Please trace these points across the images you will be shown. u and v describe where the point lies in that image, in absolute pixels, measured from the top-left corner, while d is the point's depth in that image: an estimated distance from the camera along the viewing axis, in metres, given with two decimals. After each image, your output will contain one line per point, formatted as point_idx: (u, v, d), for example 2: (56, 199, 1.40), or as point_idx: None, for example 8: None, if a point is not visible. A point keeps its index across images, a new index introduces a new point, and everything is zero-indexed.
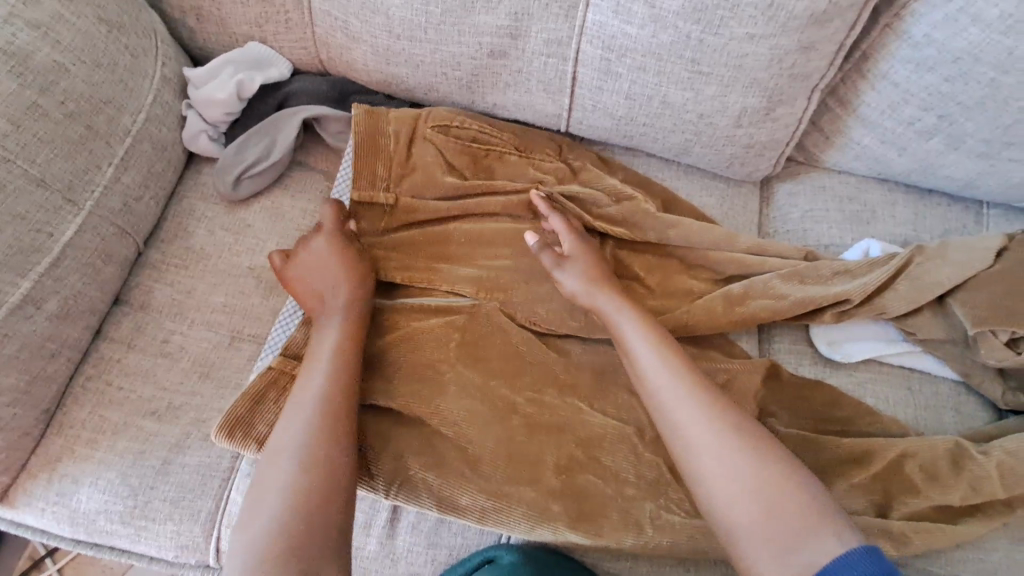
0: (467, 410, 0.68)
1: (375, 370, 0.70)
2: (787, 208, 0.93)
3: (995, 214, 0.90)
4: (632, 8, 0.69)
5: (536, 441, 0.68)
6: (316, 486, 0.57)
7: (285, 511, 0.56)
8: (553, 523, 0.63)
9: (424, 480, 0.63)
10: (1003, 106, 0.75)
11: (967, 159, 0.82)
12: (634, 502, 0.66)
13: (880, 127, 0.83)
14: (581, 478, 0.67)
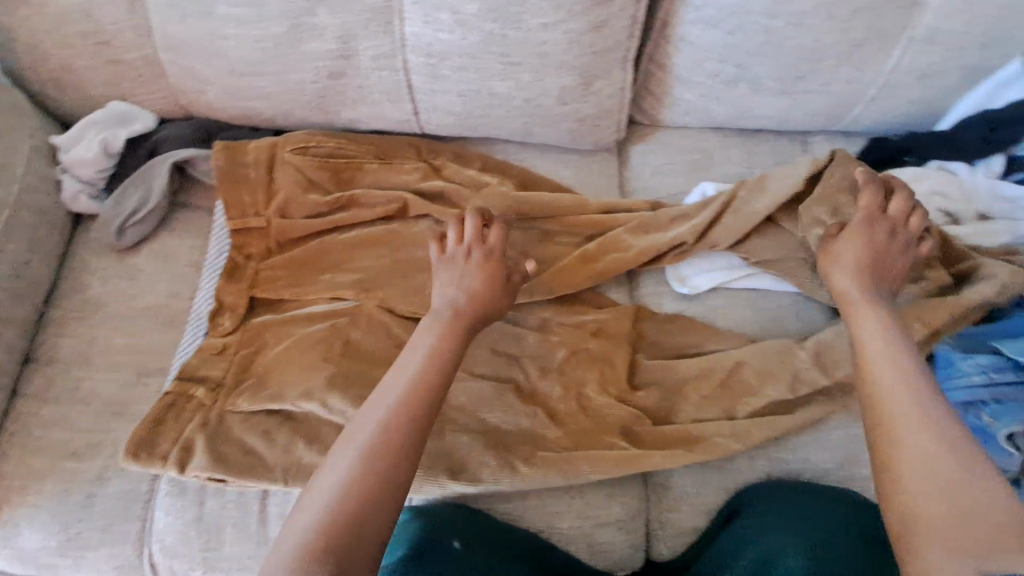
0: (353, 397, 0.77)
1: (262, 378, 0.80)
2: (641, 166, 1.02)
3: (819, 140, 1.01)
4: (439, 17, 0.76)
5: None
6: (378, 477, 0.55)
7: (339, 499, 0.53)
8: (437, 479, 0.75)
9: (316, 464, 0.73)
10: (781, 47, 0.84)
11: (771, 99, 0.92)
12: (511, 447, 0.77)
13: (694, 83, 0.93)
14: (456, 438, 0.77)
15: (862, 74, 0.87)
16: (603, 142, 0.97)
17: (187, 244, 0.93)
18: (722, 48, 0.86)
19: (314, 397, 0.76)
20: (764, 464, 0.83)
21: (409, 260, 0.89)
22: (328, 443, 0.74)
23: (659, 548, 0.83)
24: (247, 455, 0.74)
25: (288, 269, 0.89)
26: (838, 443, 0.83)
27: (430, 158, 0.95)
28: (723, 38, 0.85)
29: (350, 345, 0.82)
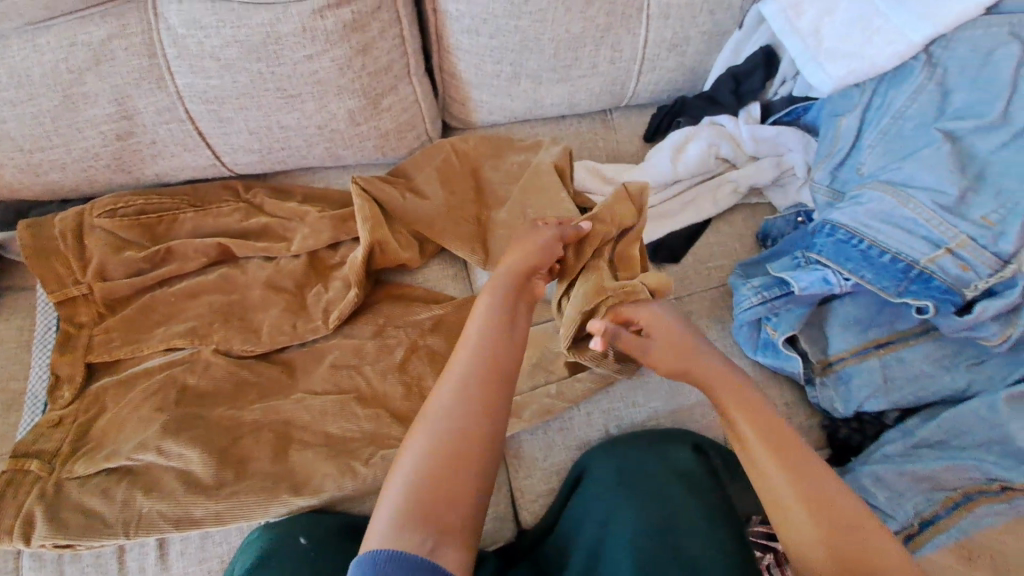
0: (190, 440, 0.78)
1: (100, 439, 0.80)
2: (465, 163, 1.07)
3: (618, 115, 1.12)
4: (204, 65, 0.81)
5: (261, 440, 0.80)
6: (445, 446, 0.57)
7: (423, 465, 0.56)
8: (281, 497, 0.76)
9: (159, 512, 0.74)
10: (540, 42, 0.93)
11: (554, 87, 1.01)
12: (355, 450, 0.81)
13: (483, 85, 1.01)
14: (297, 456, 0.79)
15: (621, 53, 0.97)
16: (416, 151, 1.03)
17: (13, 326, 0.91)
18: (489, 51, 0.95)
19: (149, 446, 0.77)
20: (600, 417, 0.88)
21: (240, 298, 0.91)
22: (172, 486, 0.75)
23: (524, 517, 0.87)
24: (92, 518, 0.74)
25: (117, 330, 0.88)
26: (665, 384, 0.90)
27: (249, 196, 0.97)
28: (486, 42, 0.93)
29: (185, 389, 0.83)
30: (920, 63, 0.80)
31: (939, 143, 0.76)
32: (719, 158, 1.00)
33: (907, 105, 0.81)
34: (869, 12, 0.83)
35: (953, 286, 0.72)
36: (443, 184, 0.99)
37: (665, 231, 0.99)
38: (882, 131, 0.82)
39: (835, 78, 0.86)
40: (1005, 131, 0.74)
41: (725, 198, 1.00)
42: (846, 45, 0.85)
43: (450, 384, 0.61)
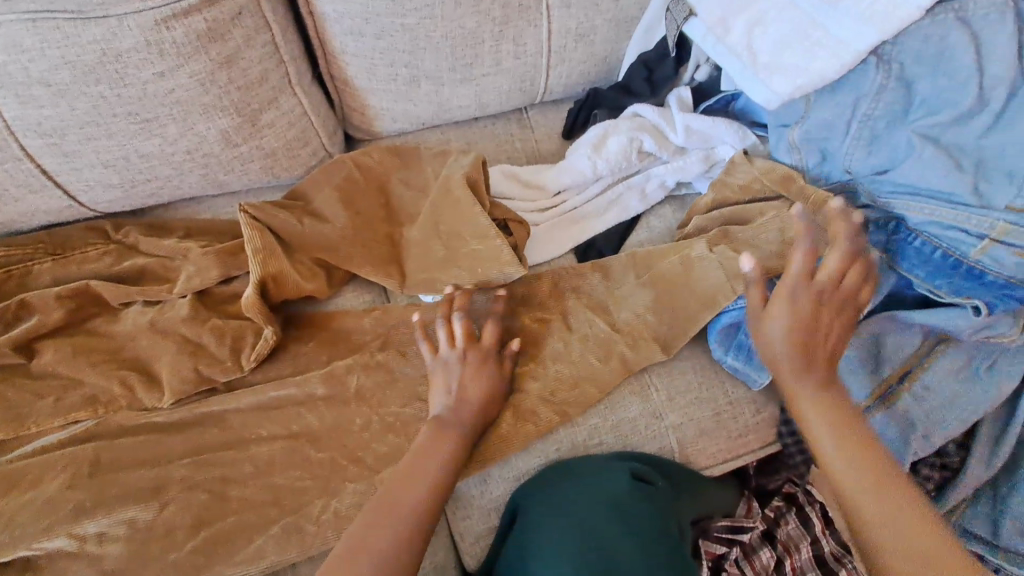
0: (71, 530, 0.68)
1: None
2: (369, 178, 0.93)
3: (533, 113, 1.05)
4: (33, 92, 0.69)
5: (154, 521, 0.70)
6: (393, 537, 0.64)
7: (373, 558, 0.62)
8: None
9: None
10: (432, 39, 0.85)
11: (457, 88, 0.93)
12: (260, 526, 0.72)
13: (379, 90, 0.92)
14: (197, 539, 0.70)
15: (524, 47, 0.90)
16: (313, 169, 0.93)
17: None
18: (378, 54, 0.86)
19: (18, 545, 0.66)
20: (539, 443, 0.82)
21: (115, 357, 0.79)
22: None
23: (467, 560, 0.80)
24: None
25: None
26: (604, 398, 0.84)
27: (121, 236, 0.86)
28: (372, 44, 0.85)
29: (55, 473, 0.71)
30: (871, 62, 0.76)
31: (919, 149, 0.74)
32: (642, 152, 0.95)
33: (873, 106, 0.77)
34: (805, 25, 0.78)
35: (1015, 282, 0.73)
36: (345, 203, 0.89)
37: (589, 234, 0.95)
38: (855, 139, 0.80)
39: (782, 94, 0.79)
40: (987, 115, 0.71)
41: (650, 194, 0.96)
42: (784, 61, 0.79)
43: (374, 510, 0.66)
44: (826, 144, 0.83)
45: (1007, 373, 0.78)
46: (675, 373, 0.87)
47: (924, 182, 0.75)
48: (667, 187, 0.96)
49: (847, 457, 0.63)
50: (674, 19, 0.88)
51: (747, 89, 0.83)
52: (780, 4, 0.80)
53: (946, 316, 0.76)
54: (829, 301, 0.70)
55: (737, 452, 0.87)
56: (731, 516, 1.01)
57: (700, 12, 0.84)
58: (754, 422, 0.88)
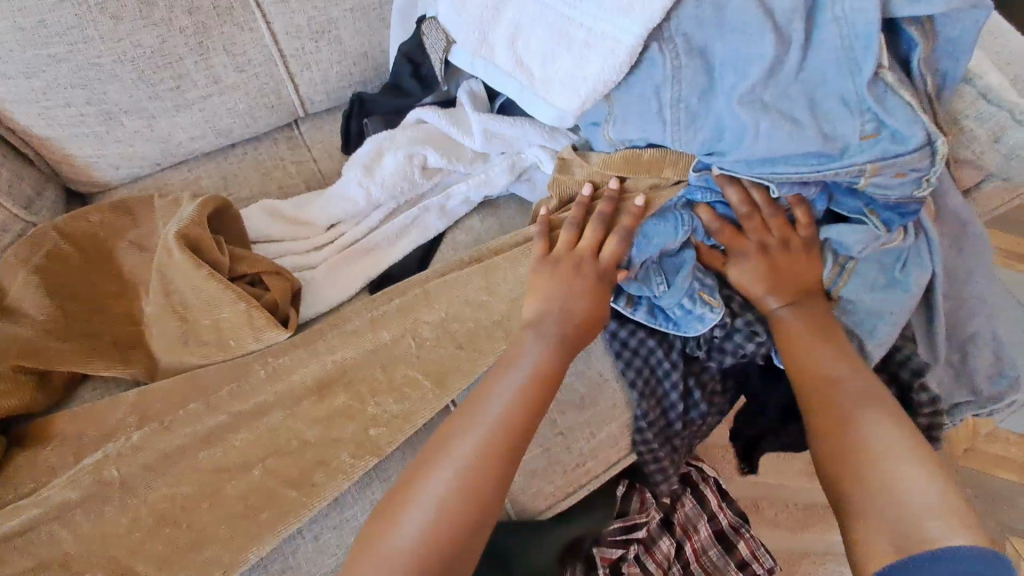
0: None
1: None
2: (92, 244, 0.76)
3: (303, 129, 0.88)
4: None
5: None
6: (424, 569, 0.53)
7: None
8: None
9: None
10: (108, 65, 0.68)
11: (174, 118, 0.75)
12: None
13: (73, 136, 0.73)
14: None
15: (246, 56, 0.74)
16: (7, 248, 0.73)
17: None
18: (44, 94, 0.68)
19: None
20: (331, 532, 0.68)
21: None
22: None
23: None
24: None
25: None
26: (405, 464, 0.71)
27: None
28: (30, 83, 0.67)
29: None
30: (655, 48, 0.66)
31: (755, 124, 0.63)
32: (428, 167, 0.81)
33: (677, 90, 0.66)
34: (562, 25, 0.69)
35: (900, 200, 0.66)
36: (51, 287, 0.71)
37: (383, 269, 0.80)
38: (675, 126, 0.67)
39: (571, 110, 0.71)
40: (790, 65, 0.62)
41: (451, 211, 0.83)
42: (557, 72, 0.70)
43: (439, 481, 0.57)
44: (644, 141, 0.72)
45: (918, 269, 0.72)
46: None
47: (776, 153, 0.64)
48: (473, 201, 0.83)
49: (834, 384, 0.65)
50: (433, 46, 0.77)
51: (536, 112, 0.76)
52: (529, 9, 0.71)
53: (851, 233, 0.70)
54: (773, 228, 0.72)
55: (576, 484, 0.80)
56: (625, 516, 1.14)
57: (456, 39, 0.75)
58: (590, 447, 0.79)
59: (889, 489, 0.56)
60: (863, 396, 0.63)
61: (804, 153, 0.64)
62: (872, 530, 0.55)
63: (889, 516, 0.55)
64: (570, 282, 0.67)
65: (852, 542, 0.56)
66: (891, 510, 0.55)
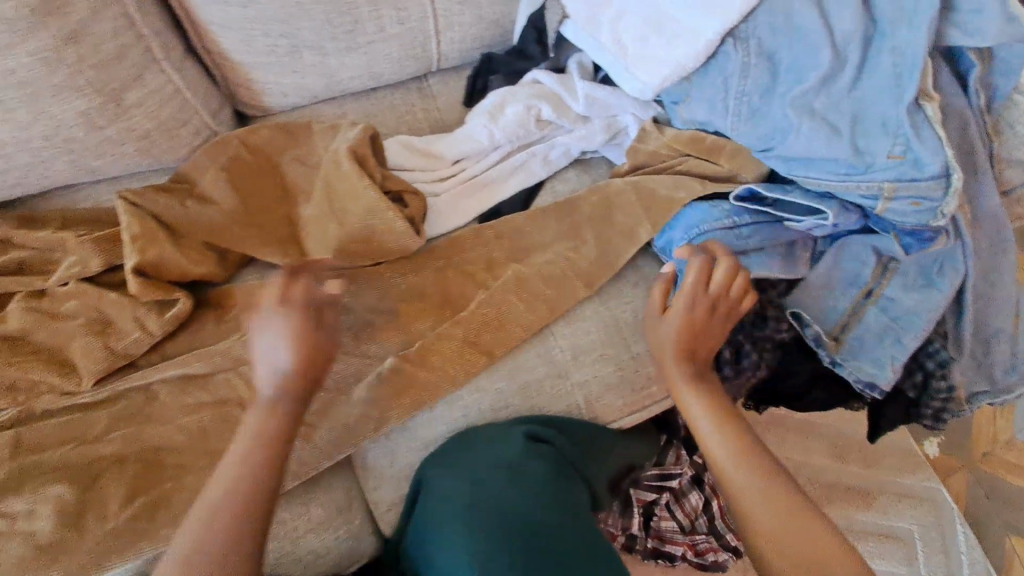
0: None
1: None
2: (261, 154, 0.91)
3: (433, 82, 1.04)
4: None
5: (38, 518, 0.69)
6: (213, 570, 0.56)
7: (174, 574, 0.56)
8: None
9: None
10: (308, 5, 0.83)
11: (343, 57, 0.91)
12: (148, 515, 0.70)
13: (261, 64, 0.89)
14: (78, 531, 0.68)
15: (407, 11, 0.89)
16: (198, 149, 0.89)
17: None
18: (249, 24, 0.83)
19: None
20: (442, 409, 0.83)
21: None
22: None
23: (383, 527, 0.82)
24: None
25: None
26: (509, 363, 0.86)
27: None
28: (241, 13, 0.82)
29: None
30: (730, 45, 0.79)
31: (799, 123, 0.76)
32: (541, 120, 0.94)
33: (743, 83, 0.79)
34: (654, 19, 0.81)
35: (914, 228, 0.79)
36: (236, 185, 0.87)
37: (494, 203, 0.94)
38: (735, 115, 0.81)
39: (651, 86, 0.83)
40: (843, 77, 0.75)
41: (553, 160, 0.97)
42: (647, 53, 0.82)
43: (214, 550, 0.57)
44: (707, 124, 0.85)
45: (952, 272, 0.82)
46: (581, 331, 0.89)
47: (810, 153, 0.77)
48: (571, 154, 0.97)
49: (721, 427, 0.63)
50: (552, 18, 0.91)
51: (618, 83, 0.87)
52: None
53: (855, 263, 0.85)
54: (721, 308, 0.71)
55: (641, 405, 0.91)
56: (661, 465, 1.20)
57: (569, 13, 0.87)
58: (658, 373, 0.90)
59: (766, 510, 0.56)
60: (716, 413, 0.64)
61: (834, 161, 0.77)
62: (766, 553, 0.54)
63: (784, 539, 0.54)
64: (297, 326, 0.68)
65: (751, 548, 0.56)
66: (769, 537, 0.55)
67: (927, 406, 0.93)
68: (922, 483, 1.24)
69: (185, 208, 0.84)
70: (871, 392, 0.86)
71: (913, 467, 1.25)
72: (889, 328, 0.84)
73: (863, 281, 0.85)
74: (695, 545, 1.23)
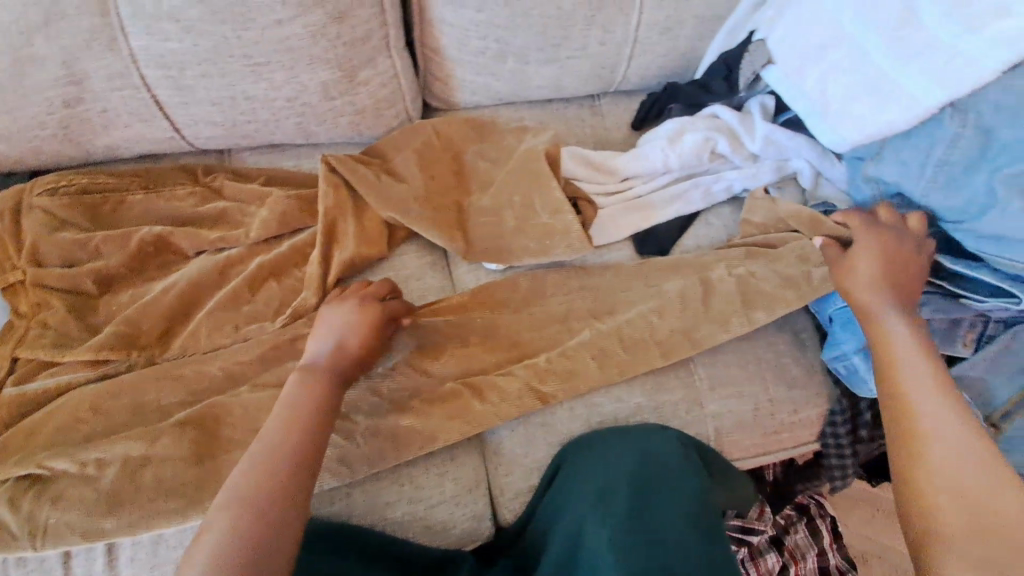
0: (48, 459, 0.72)
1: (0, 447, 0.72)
2: (450, 143, 0.96)
3: (606, 102, 1.07)
4: (161, 26, 0.74)
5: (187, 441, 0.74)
6: (259, 500, 0.58)
7: (241, 510, 0.57)
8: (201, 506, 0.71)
9: (59, 522, 0.69)
10: (530, 17, 0.89)
11: (539, 67, 0.97)
12: None
13: (467, 63, 0.96)
14: (220, 460, 0.74)
15: (613, 34, 0.94)
16: (394, 131, 0.96)
17: None
18: (475, 26, 0.90)
19: (63, 455, 0.72)
20: (583, 412, 0.86)
21: (177, 288, 0.82)
22: (20, 514, 0.69)
23: (503, 516, 0.85)
24: None
25: (34, 325, 0.79)
26: (650, 381, 0.88)
27: (207, 180, 0.90)
28: (471, 15, 0.89)
29: (80, 398, 0.76)
30: (947, 113, 0.71)
31: (1005, 202, 0.68)
32: (714, 152, 0.97)
33: (949, 153, 0.71)
34: (869, 74, 0.76)
35: None
36: (422, 167, 0.93)
37: (652, 223, 0.96)
38: (931, 182, 0.74)
39: (850, 141, 0.80)
40: None
41: (713, 194, 0.97)
42: (853, 108, 0.79)
43: (256, 460, 0.61)
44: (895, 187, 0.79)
45: None
46: (721, 363, 0.90)
47: (1010, 233, 0.69)
48: (733, 191, 0.97)
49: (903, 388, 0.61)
50: (754, 62, 0.92)
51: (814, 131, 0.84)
52: (848, 54, 0.78)
53: None
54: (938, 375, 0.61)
55: (768, 448, 0.90)
56: (744, 518, 1.16)
57: (775, 59, 0.88)
58: (790, 421, 0.90)
59: (936, 474, 0.54)
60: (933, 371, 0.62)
61: None
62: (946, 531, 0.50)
63: (958, 504, 0.51)
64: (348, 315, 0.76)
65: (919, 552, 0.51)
66: (940, 481, 0.53)
67: None
68: None
69: (370, 182, 0.89)
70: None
71: None
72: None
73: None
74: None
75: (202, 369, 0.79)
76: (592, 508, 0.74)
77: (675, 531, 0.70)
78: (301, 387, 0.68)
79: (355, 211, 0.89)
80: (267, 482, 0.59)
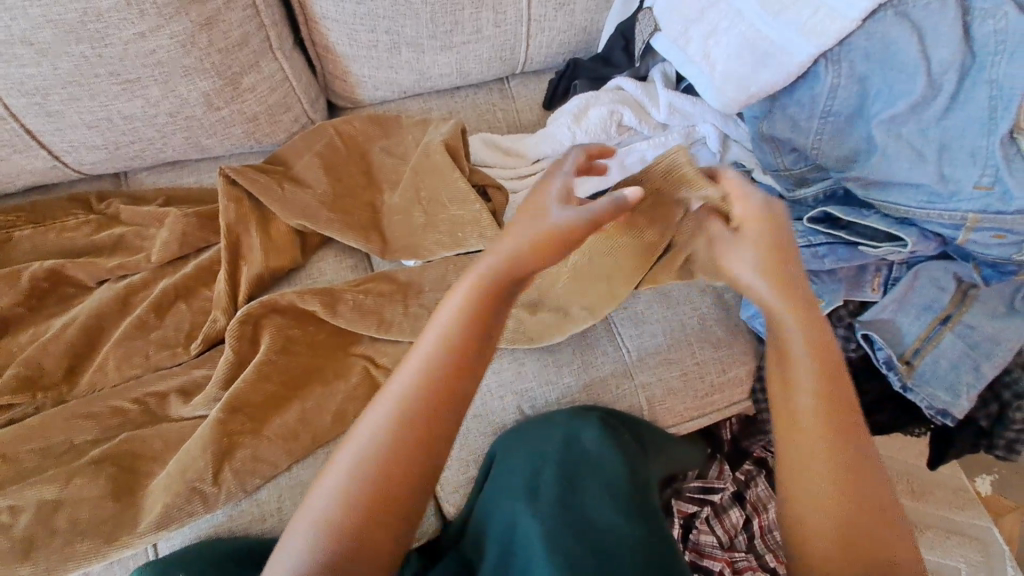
0: None
1: None
2: (353, 140, 0.93)
3: (514, 84, 1.06)
4: (13, 51, 0.71)
5: (102, 476, 0.72)
6: (396, 442, 0.50)
7: (364, 460, 0.49)
8: (124, 539, 0.70)
9: None
10: (414, 4, 0.87)
11: (437, 55, 0.94)
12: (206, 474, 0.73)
13: (362, 58, 0.93)
14: (142, 491, 0.73)
15: (504, 15, 0.92)
16: (295, 135, 0.93)
17: None
18: (359, 20, 0.88)
19: None
20: (512, 400, 0.87)
21: (79, 321, 0.79)
22: None
23: (447, 509, 0.85)
24: None
25: None
26: (577, 358, 0.88)
27: (101, 207, 0.87)
28: (354, 9, 0.87)
29: None
30: (822, 66, 0.73)
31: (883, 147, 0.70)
32: (622, 125, 0.96)
33: (829, 104, 0.73)
34: (751, 33, 0.77)
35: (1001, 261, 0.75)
36: (327, 170, 0.90)
37: None
38: (818, 135, 0.75)
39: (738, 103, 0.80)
40: (941, 99, 0.67)
41: (627, 166, 0.95)
42: (739, 69, 0.79)
43: (410, 396, 0.51)
44: (788, 143, 0.80)
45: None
46: (647, 333, 0.90)
47: (891, 177, 0.71)
48: (646, 162, 0.95)
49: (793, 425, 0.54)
50: (643, 30, 0.90)
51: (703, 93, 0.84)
52: (730, 13, 0.79)
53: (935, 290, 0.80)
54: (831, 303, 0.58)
55: (703, 410, 0.91)
56: (703, 478, 1.17)
57: (663, 26, 0.86)
58: (721, 381, 0.91)
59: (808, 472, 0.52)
60: (843, 412, 0.54)
61: (916, 186, 0.70)
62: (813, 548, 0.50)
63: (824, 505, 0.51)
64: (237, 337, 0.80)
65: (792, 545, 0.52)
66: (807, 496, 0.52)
67: (999, 440, 0.85)
68: (975, 522, 1.17)
69: (269, 188, 0.86)
70: (942, 419, 0.81)
71: (966, 504, 1.18)
72: (968, 356, 0.79)
73: (943, 304, 0.80)
74: (735, 563, 1.13)
75: (113, 403, 0.76)
76: (521, 499, 0.75)
77: (604, 509, 0.73)
78: (444, 329, 0.53)
79: (259, 223, 0.86)
80: (405, 461, 0.50)
